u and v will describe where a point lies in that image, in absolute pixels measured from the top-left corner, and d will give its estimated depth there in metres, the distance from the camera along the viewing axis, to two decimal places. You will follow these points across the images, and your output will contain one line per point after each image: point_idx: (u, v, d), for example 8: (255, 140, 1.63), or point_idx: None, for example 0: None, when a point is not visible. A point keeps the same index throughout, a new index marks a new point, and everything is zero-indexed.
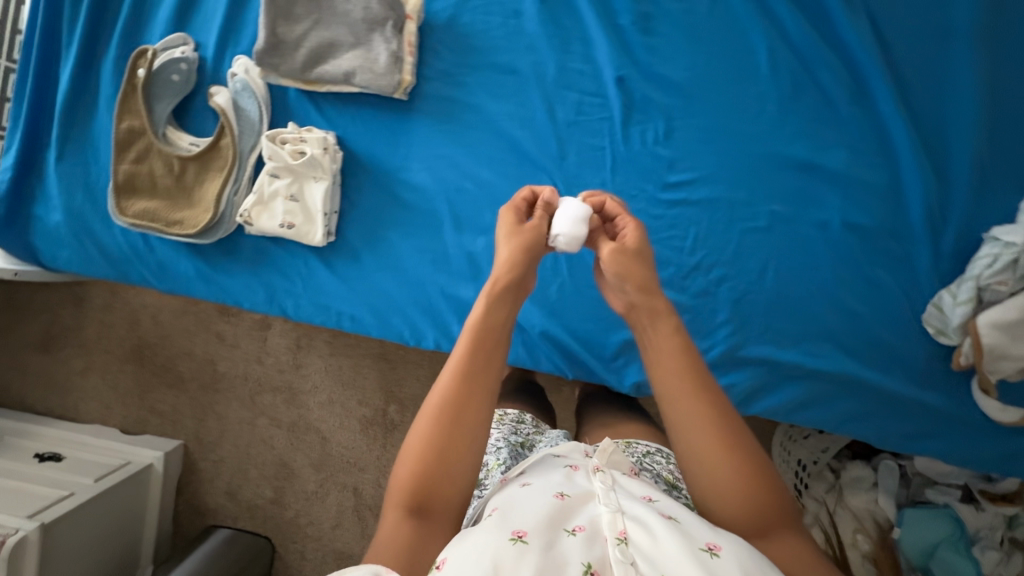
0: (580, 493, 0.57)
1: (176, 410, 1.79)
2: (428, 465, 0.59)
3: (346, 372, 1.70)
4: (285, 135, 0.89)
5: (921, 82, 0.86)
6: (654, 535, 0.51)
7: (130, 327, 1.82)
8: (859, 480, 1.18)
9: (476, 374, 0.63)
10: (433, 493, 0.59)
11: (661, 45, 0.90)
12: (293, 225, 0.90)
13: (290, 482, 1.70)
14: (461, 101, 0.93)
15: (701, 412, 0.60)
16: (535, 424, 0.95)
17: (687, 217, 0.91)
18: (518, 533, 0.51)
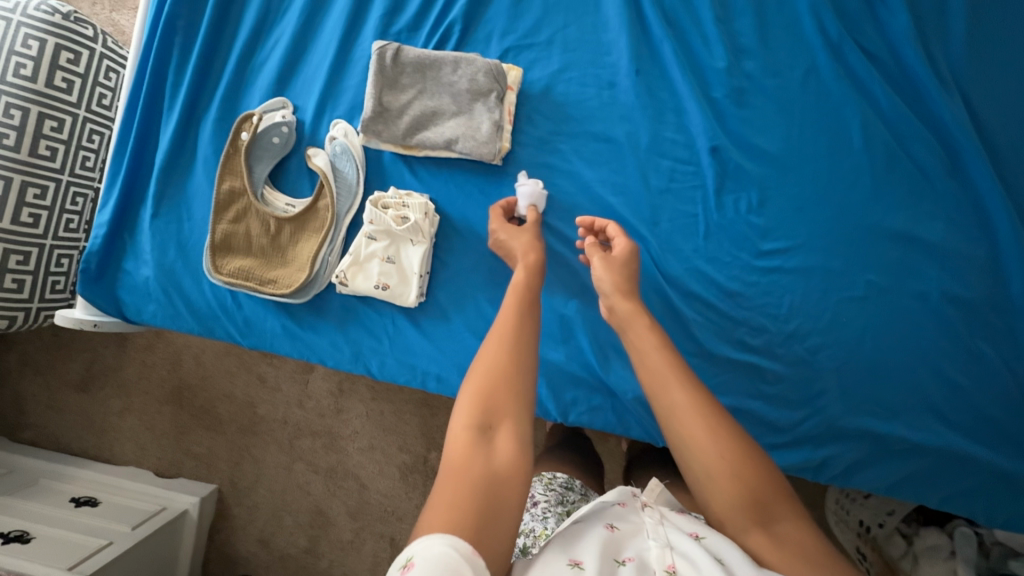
0: (629, 526, 0.60)
1: (212, 452, 1.73)
2: (487, 389, 0.60)
3: (387, 418, 1.65)
4: (387, 199, 0.90)
5: (1015, 158, 0.88)
6: (700, 568, 0.53)
7: (171, 367, 1.77)
8: (936, 548, 1.10)
9: (522, 312, 0.69)
10: (498, 413, 0.59)
11: (753, 117, 0.92)
12: (388, 287, 0.90)
13: (325, 530, 1.65)
14: (555, 167, 0.94)
15: (687, 401, 0.64)
16: (584, 493, 0.88)
17: (782, 285, 0.90)
18: (574, 560, 0.54)
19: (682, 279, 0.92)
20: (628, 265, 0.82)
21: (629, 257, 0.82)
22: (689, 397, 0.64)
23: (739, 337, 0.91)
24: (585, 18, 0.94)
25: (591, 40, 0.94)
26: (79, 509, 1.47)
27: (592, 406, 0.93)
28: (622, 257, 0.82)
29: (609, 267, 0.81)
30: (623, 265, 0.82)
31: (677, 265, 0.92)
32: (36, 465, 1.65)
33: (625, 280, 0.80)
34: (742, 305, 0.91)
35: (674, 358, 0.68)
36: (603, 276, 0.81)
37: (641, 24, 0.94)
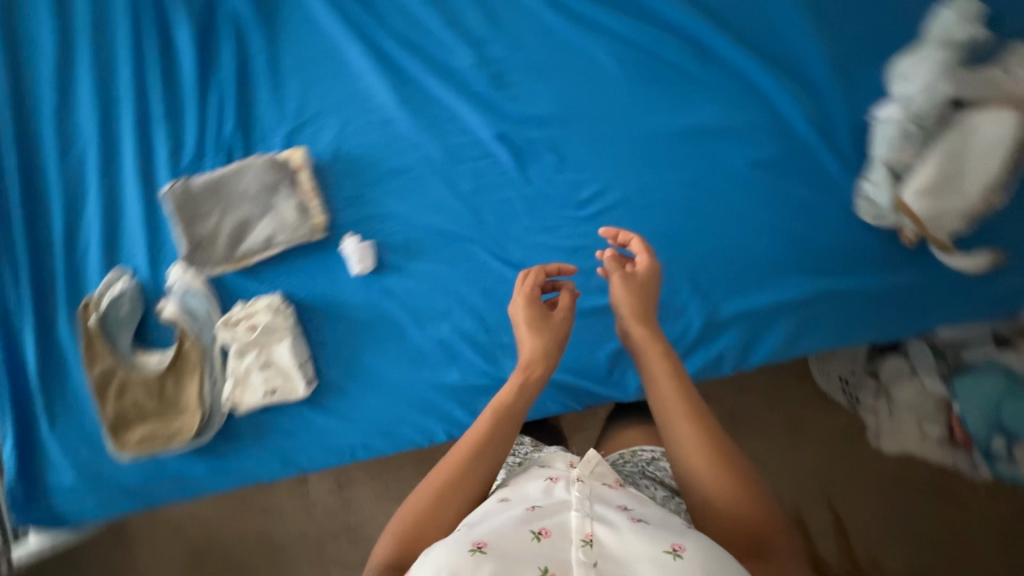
0: (554, 503, 0.63)
1: None
2: (414, 529, 0.65)
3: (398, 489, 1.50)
4: (234, 315, 0.93)
5: (749, 22, 0.93)
6: (620, 539, 0.57)
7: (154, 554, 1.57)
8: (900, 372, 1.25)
9: (486, 448, 0.71)
10: (418, 543, 0.64)
11: (520, 92, 0.97)
12: (276, 389, 0.95)
13: None
14: (375, 215, 0.99)
15: (695, 436, 0.68)
16: (534, 443, 0.91)
17: (613, 224, 0.96)
18: (477, 545, 0.56)
19: (526, 258, 0.97)
20: (647, 288, 0.83)
21: (648, 273, 0.83)
22: (698, 434, 0.68)
23: (598, 283, 0.96)
24: (340, 78, 1.00)
25: (353, 94, 1.00)
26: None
27: None
28: (641, 280, 0.83)
29: (627, 288, 0.82)
30: (645, 286, 0.83)
31: (519, 247, 0.97)
32: None
33: (641, 303, 0.81)
34: (589, 256, 0.96)
35: (691, 396, 0.72)
36: (621, 299, 0.82)
37: (388, 59, 0.99)
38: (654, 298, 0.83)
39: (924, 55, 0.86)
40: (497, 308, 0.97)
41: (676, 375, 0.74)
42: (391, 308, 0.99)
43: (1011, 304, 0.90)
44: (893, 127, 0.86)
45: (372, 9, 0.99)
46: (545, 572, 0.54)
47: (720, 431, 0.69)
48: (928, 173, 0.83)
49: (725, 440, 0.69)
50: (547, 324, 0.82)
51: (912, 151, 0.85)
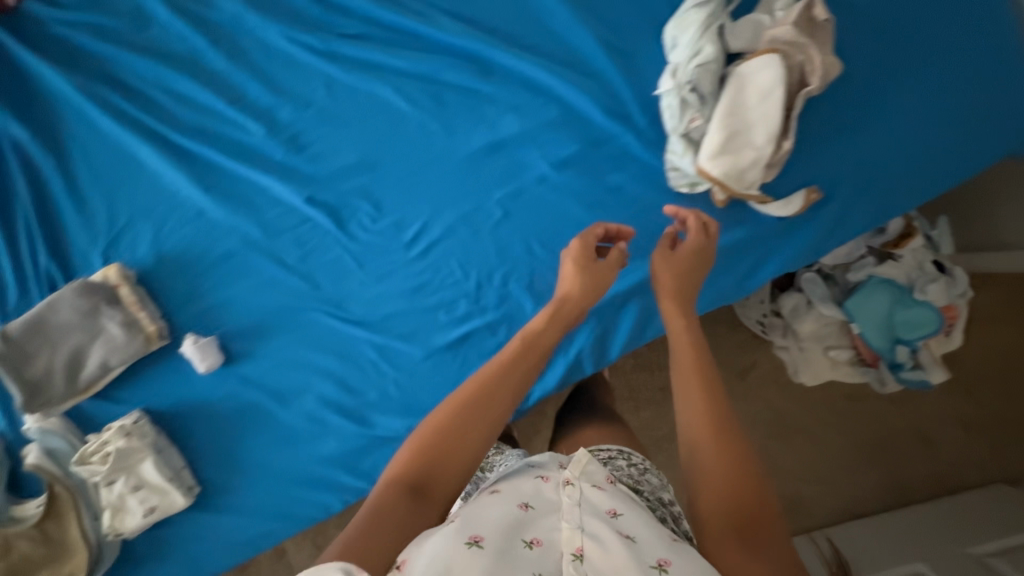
0: (545, 505, 0.58)
1: None
2: (435, 453, 0.65)
3: None
4: (87, 449, 0.90)
5: (520, 24, 0.91)
6: (608, 551, 0.52)
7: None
8: (798, 306, 1.31)
9: (510, 375, 0.73)
10: (433, 477, 0.63)
11: (319, 150, 0.94)
12: (155, 506, 0.94)
13: None
14: (212, 307, 0.96)
15: (701, 412, 0.65)
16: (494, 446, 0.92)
17: (443, 257, 0.93)
18: (474, 538, 0.52)
19: (370, 313, 0.95)
20: (697, 261, 0.82)
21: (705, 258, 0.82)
22: (704, 409, 0.66)
23: (445, 318, 0.94)
24: (139, 180, 0.96)
25: (158, 193, 0.96)
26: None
27: (392, 457, 0.96)
28: (689, 254, 0.82)
29: (671, 261, 0.82)
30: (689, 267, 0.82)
31: (360, 303, 0.95)
32: None
33: (680, 277, 0.80)
34: (430, 293, 0.94)
35: (708, 370, 0.70)
36: (660, 275, 0.81)
37: (181, 150, 0.96)
38: (699, 272, 0.82)
39: (685, 18, 0.84)
40: (355, 368, 0.96)
41: (698, 348, 0.73)
42: (253, 395, 0.97)
43: (837, 238, 0.91)
44: (674, 99, 0.83)
45: (150, 104, 0.95)
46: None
47: (729, 410, 0.66)
48: (716, 135, 0.82)
49: (736, 420, 0.65)
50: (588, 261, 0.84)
51: (700, 116, 0.83)
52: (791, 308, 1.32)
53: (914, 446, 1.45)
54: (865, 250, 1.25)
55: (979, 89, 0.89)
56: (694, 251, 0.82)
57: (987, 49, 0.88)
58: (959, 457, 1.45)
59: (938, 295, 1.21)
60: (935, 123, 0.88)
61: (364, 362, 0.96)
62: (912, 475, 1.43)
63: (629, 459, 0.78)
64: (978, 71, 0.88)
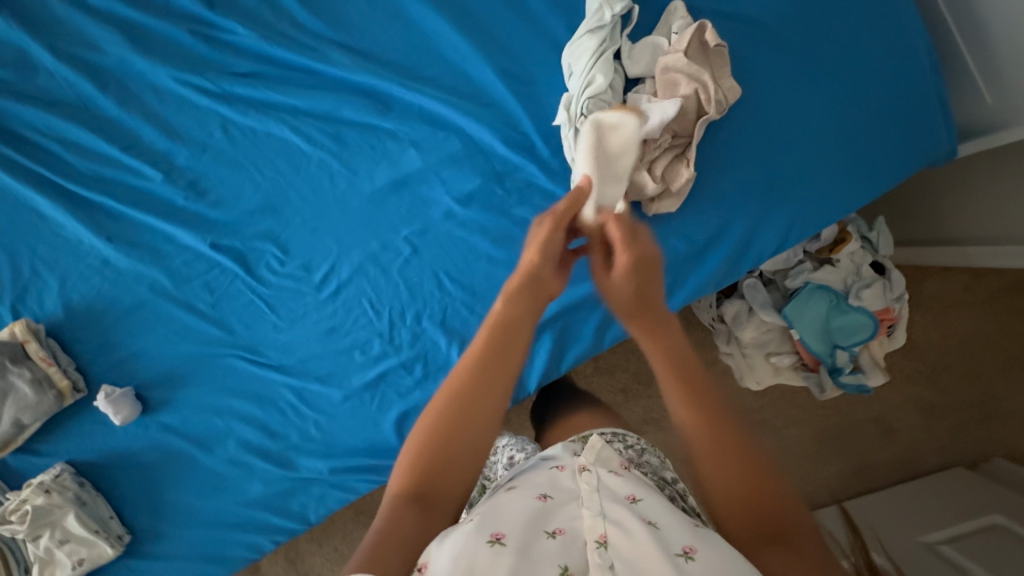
0: (563, 495, 0.57)
1: None
2: (436, 459, 0.56)
3: (344, 549, 1.66)
4: (8, 506, 0.91)
5: (416, 57, 0.90)
6: (632, 537, 0.50)
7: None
8: (739, 313, 1.27)
9: (493, 363, 0.60)
10: (439, 487, 0.55)
11: (222, 194, 0.93)
12: (84, 557, 0.94)
13: None
14: (126, 357, 0.95)
15: (698, 419, 0.59)
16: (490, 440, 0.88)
17: (353, 297, 0.93)
18: (495, 536, 0.50)
19: (285, 356, 0.94)
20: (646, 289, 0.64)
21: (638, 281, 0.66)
22: (701, 414, 0.59)
23: (362, 358, 0.93)
24: (39, 234, 0.94)
25: (60, 246, 0.94)
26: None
27: (319, 496, 0.97)
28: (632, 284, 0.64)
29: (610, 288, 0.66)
30: (643, 290, 0.64)
31: (274, 347, 0.94)
32: None
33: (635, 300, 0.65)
34: (344, 334, 0.93)
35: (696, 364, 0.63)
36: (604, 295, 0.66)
37: (80, 201, 0.94)
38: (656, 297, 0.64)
39: (579, 45, 0.81)
40: (274, 411, 0.95)
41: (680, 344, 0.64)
42: (174, 443, 0.96)
43: (749, 261, 0.89)
44: (569, 130, 0.81)
45: (45, 156, 0.94)
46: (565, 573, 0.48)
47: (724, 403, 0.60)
48: None
49: (735, 419, 0.59)
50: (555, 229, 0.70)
51: None
52: (733, 316, 1.28)
53: (873, 435, 1.46)
54: (803, 255, 1.24)
55: (886, 99, 0.86)
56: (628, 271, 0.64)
57: (891, 57, 0.86)
58: (914, 445, 1.45)
59: (875, 299, 1.19)
60: (844, 135, 0.86)
61: (283, 405, 0.95)
62: (869, 462, 1.45)
63: (626, 440, 0.74)
64: (884, 80, 0.86)
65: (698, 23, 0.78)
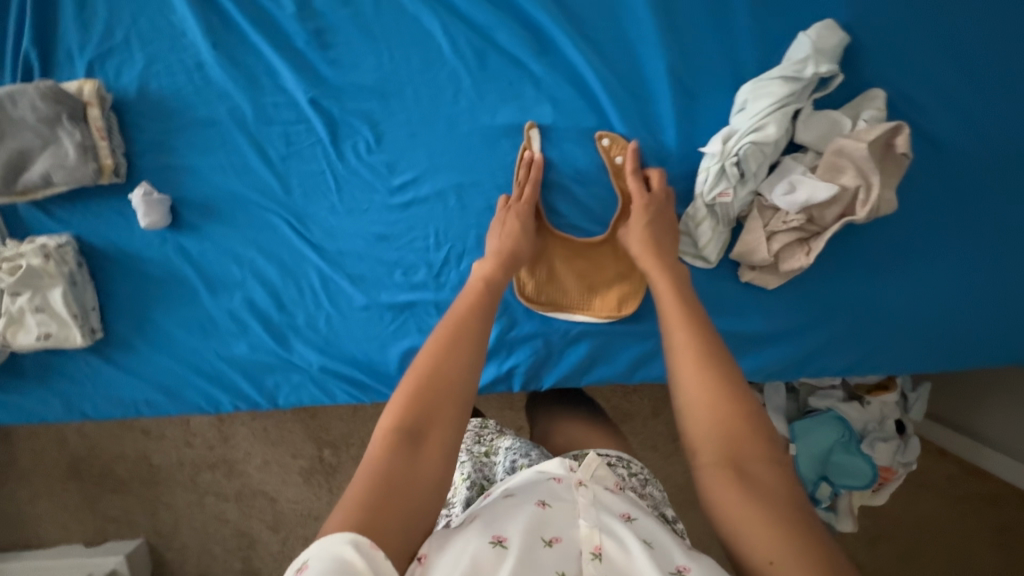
0: (563, 504, 0.56)
1: (127, 511, 1.75)
2: (423, 406, 0.59)
3: (272, 432, 1.71)
4: (4, 252, 0.88)
5: (597, 15, 0.83)
6: (628, 553, 0.51)
7: (58, 447, 1.73)
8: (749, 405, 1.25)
9: (482, 311, 0.69)
10: (431, 419, 0.58)
11: (342, 56, 0.87)
12: (50, 334, 0.91)
13: (255, 548, 1.74)
14: (177, 166, 0.91)
15: (683, 340, 0.62)
16: (501, 427, 0.90)
17: (421, 217, 0.88)
18: (497, 537, 0.51)
19: (328, 241, 0.90)
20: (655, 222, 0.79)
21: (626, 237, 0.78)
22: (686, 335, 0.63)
23: (400, 279, 0.90)
24: (147, 4, 0.88)
25: (161, 27, 0.88)
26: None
27: (295, 386, 0.94)
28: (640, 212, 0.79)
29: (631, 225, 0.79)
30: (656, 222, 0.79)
31: (321, 228, 0.90)
32: None
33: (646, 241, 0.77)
34: (395, 247, 0.89)
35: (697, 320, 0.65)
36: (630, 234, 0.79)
37: None
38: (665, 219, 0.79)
39: (765, 86, 0.76)
40: (293, 286, 0.91)
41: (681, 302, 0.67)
42: (184, 269, 0.93)
43: (807, 369, 0.86)
44: (713, 165, 0.77)
45: None
46: None
47: (716, 351, 0.61)
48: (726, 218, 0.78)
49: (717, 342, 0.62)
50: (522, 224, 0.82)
51: (731, 192, 0.77)
52: None
53: None
54: (839, 382, 1.21)
55: (1016, 285, 0.82)
56: (647, 208, 0.79)
57: None
58: None
59: (884, 456, 1.17)
60: (957, 296, 0.82)
61: (304, 285, 0.91)
62: None
63: (630, 468, 0.76)
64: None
65: (895, 123, 0.73)
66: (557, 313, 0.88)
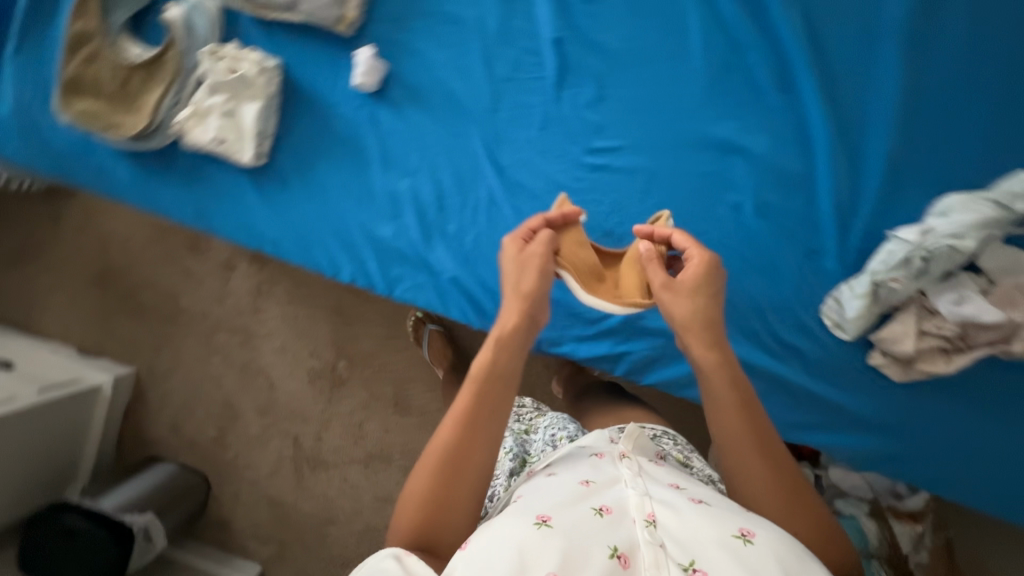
0: (605, 479, 0.63)
1: (134, 335, 2.01)
2: (428, 522, 0.63)
3: (300, 321, 1.93)
4: (223, 51, 0.93)
5: (843, 77, 0.87)
6: (681, 517, 0.57)
7: (99, 253, 2.01)
8: None
9: (478, 415, 0.67)
10: (438, 529, 0.63)
11: (599, 13, 0.91)
12: (225, 141, 0.93)
13: (234, 423, 1.98)
14: (405, 44, 0.95)
15: (746, 426, 0.68)
16: (536, 408, 1.03)
17: (607, 184, 0.93)
18: (542, 518, 0.56)
19: (512, 170, 0.94)
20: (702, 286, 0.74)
21: (676, 307, 0.73)
22: (747, 423, 0.68)
23: None
24: None
25: None
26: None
27: (416, 287, 0.96)
28: (691, 278, 0.75)
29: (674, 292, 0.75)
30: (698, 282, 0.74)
31: (511, 154, 0.94)
32: None
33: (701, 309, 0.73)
34: (571, 201, 0.93)
35: (752, 409, 0.69)
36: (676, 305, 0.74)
37: None
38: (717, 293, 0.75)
39: (975, 202, 0.80)
40: (461, 197, 0.95)
41: (737, 396, 0.69)
42: (367, 137, 0.96)
43: (889, 467, 0.89)
44: (901, 251, 0.81)
45: None
46: (616, 550, 0.54)
47: (766, 429, 0.69)
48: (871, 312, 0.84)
49: (769, 429, 0.69)
50: (535, 257, 0.77)
51: (902, 281, 0.82)
52: None
53: None
54: (871, 498, 1.23)
55: None
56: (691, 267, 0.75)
57: None
58: None
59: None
60: None
61: (472, 198, 0.95)
62: None
63: (673, 440, 0.87)
64: None
65: None
66: (576, 283, 0.82)
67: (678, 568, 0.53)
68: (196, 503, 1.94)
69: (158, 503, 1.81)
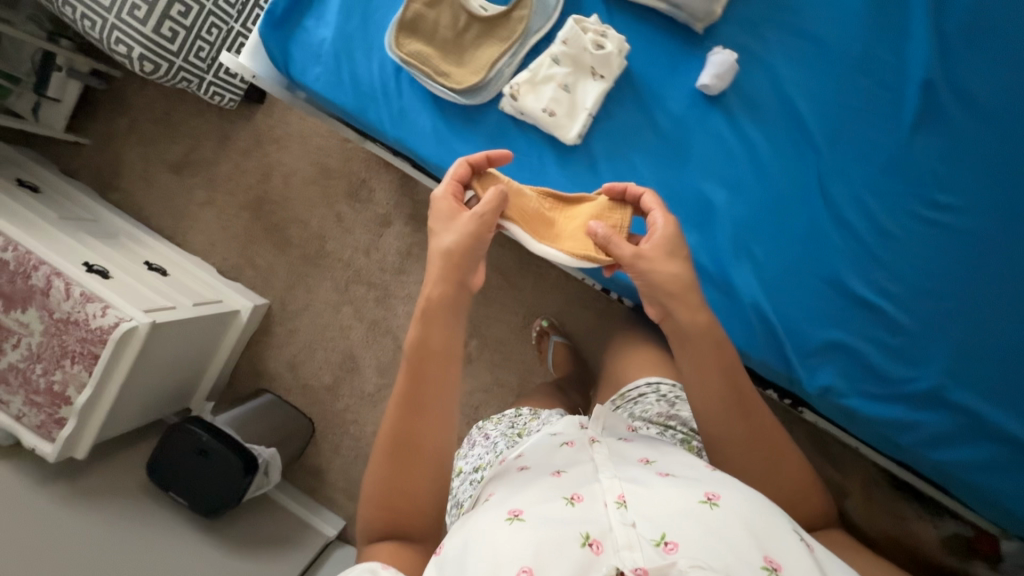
0: (575, 465, 0.59)
1: (272, 266, 1.98)
2: (395, 504, 0.66)
3: None
4: (589, 25, 0.91)
5: None
6: (646, 497, 0.53)
7: (258, 179, 1.99)
8: None
9: (410, 398, 0.69)
10: (405, 512, 0.66)
11: (977, 64, 0.87)
12: (554, 114, 0.91)
13: (353, 375, 1.91)
14: (753, 52, 0.91)
15: (720, 386, 0.73)
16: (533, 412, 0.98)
17: (938, 242, 0.88)
18: (513, 512, 0.52)
19: (841, 206, 0.89)
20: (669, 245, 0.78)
21: (661, 274, 0.75)
22: (721, 384, 0.73)
23: (878, 280, 0.89)
24: None
25: None
26: (144, 265, 1.71)
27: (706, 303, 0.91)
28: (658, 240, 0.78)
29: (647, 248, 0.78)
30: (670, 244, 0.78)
31: (842, 189, 0.90)
32: (128, 229, 1.89)
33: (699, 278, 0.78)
34: (896, 252, 0.88)
35: (734, 377, 0.74)
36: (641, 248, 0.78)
37: None
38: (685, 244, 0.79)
39: None
40: (775, 221, 0.91)
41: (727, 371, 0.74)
42: (692, 139, 0.92)
43: None
44: None
45: None
46: (587, 537, 0.49)
47: (743, 392, 0.74)
48: None
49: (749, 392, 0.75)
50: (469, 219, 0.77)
51: None
52: None
53: None
54: None
55: None
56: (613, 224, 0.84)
57: None
58: None
59: None
60: None
61: (789, 226, 0.91)
62: None
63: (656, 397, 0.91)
64: None
65: None
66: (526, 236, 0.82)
67: (652, 546, 0.48)
68: (298, 444, 1.85)
69: (274, 436, 1.75)
